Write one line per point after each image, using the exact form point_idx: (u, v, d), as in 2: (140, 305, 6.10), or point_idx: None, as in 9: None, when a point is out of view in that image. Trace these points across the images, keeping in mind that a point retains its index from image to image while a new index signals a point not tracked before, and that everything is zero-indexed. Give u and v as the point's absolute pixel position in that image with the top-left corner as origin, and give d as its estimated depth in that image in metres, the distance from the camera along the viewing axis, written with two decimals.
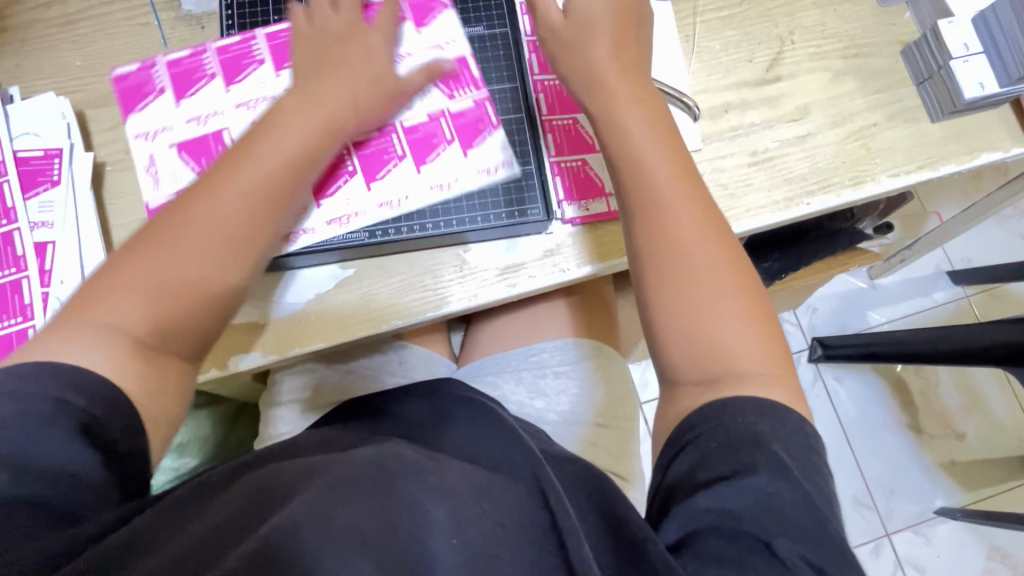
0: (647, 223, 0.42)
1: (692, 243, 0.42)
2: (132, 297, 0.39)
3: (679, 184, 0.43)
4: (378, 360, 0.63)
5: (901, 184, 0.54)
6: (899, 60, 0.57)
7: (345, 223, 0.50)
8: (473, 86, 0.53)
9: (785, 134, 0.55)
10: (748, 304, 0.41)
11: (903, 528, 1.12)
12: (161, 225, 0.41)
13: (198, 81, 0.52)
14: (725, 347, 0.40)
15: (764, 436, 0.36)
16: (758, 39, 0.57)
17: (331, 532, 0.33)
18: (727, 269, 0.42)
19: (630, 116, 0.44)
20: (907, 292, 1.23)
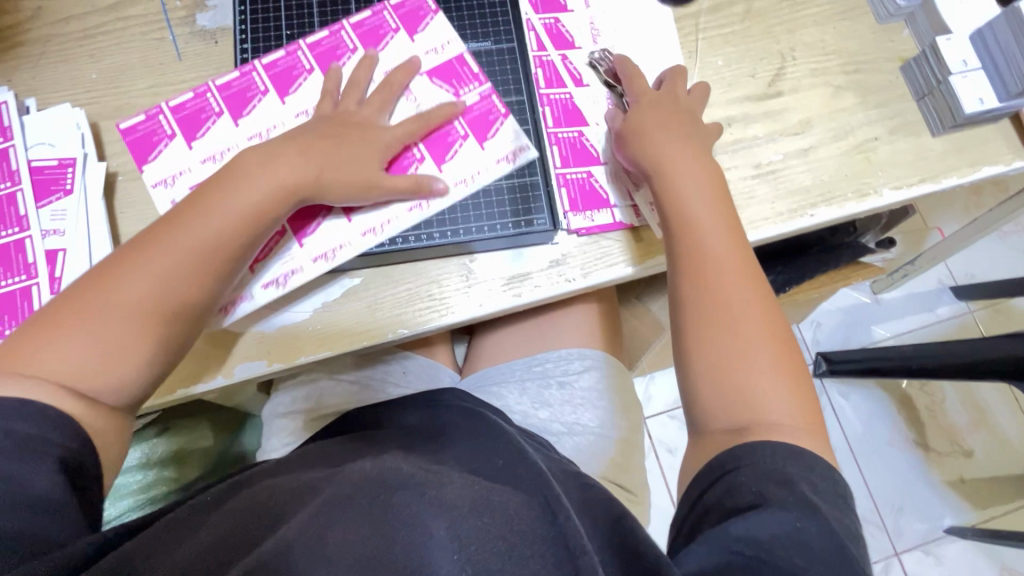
0: (690, 281, 0.45)
1: (732, 300, 0.44)
2: (72, 351, 0.40)
3: (725, 247, 0.46)
4: (382, 370, 0.63)
5: (903, 197, 0.55)
6: (899, 76, 0.58)
7: (379, 231, 0.50)
8: (475, 81, 0.54)
9: (788, 147, 0.55)
10: (783, 362, 0.42)
11: (912, 547, 1.10)
12: (102, 281, 0.42)
13: (206, 121, 0.53)
14: (757, 396, 0.41)
15: (792, 478, 0.37)
16: (760, 55, 0.58)
17: (325, 553, 0.33)
18: (765, 327, 0.43)
19: (683, 187, 0.48)
20: (911, 307, 1.23)
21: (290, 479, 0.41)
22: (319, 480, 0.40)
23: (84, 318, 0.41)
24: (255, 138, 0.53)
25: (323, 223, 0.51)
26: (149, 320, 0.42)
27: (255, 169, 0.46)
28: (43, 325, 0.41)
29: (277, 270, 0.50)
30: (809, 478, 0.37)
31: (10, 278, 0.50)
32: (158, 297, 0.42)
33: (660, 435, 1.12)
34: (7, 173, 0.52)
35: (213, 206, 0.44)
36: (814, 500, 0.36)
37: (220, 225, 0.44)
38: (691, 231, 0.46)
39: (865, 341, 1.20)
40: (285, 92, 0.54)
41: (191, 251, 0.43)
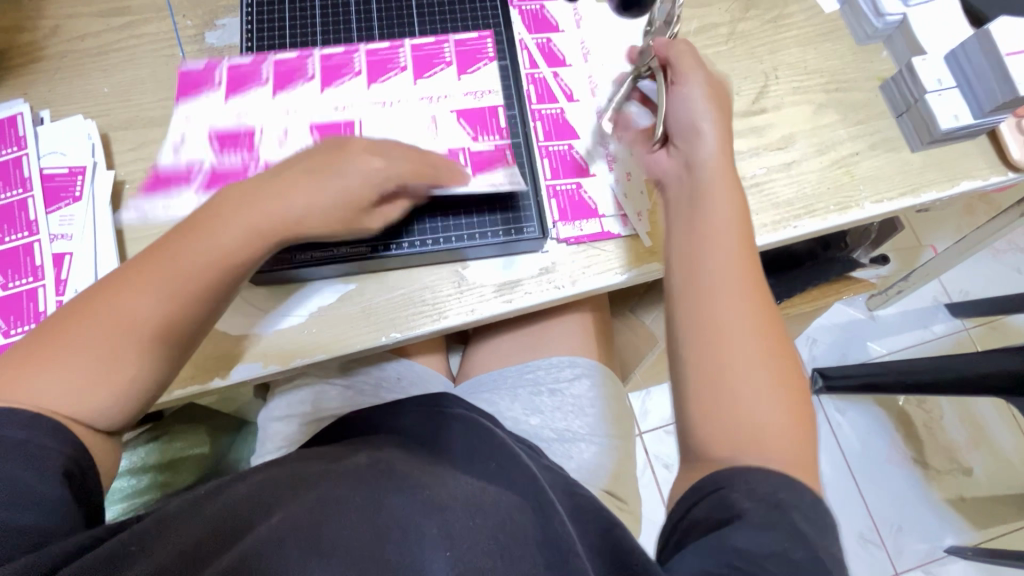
0: (698, 297, 0.41)
1: (741, 320, 0.40)
2: (38, 382, 0.38)
3: (741, 250, 0.42)
4: (377, 375, 0.64)
5: (886, 210, 0.56)
6: (878, 95, 0.60)
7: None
8: (497, 133, 0.55)
9: (771, 161, 0.57)
10: (791, 396, 0.39)
11: (913, 567, 1.08)
12: (73, 315, 0.40)
13: (249, 85, 0.56)
14: (754, 422, 0.38)
15: (785, 503, 0.36)
16: (744, 74, 0.60)
17: (320, 545, 0.34)
18: (772, 353, 0.40)
19: (702, 199, 0.44)
20: (907, 324, 1.23)
21: (283, 474, 0.42)
22: (312, 475, 0.41)
23: (54, 361, 0.39)
24: (281, 113, 0.55)
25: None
26: (121, 356, 0.40)
27: (234, 210, 0.44)
28: (4, 362, 0.39)
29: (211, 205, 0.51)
30: (797, 501, 0.36)
31: (18, 280, 0.51)
32: (146, 340, 0.41)
33: (657, 450, 1.11)
34: (19, 180, 0.54)
35: (187, 250, 0.42)
36: (799, 521, 0.36)
37: (201, 271, 0.42)
38: (703, 231, 0.43)
39: (861, 357, 1.21)
40: (327, 84, 0.56)
41: (170, 296, 0.42)
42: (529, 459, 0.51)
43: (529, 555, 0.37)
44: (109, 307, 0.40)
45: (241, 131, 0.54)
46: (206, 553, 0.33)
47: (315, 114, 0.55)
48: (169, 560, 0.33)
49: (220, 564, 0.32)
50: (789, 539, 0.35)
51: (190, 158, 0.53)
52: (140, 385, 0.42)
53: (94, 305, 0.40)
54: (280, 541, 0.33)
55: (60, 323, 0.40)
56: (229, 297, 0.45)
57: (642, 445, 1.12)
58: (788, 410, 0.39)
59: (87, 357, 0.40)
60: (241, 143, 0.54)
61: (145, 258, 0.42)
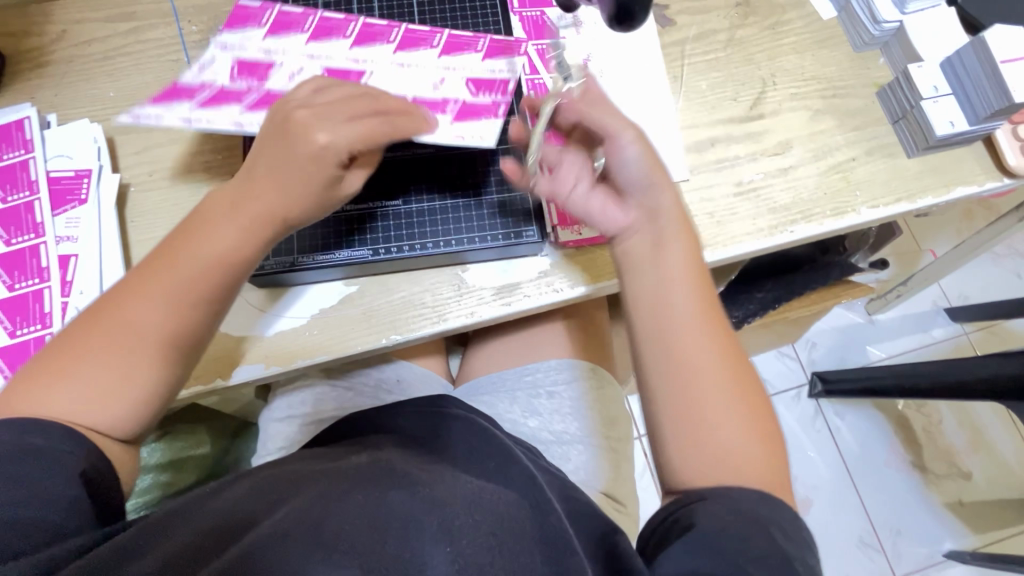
0: (663, 344, 0.42)
1: (704, 363, 0.42)
2: (62, 395, 0.41)
3: (702, 307, 0.43)
4: (377, 376, 0.64)
5: (882, 215, 0.57)
6: (875, 101, 0.60)
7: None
8: (499, 95, 0.53)
9: (768, 166, 0.58)
10: (755, 428, 0.41)
11: (912, 572, 1.08)
12: (83, 331, 0.42)
13: (289, 31, 0.55)
14: (723, 456, 0.40)
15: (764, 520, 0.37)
16: (742, 80, 0.61)
17: (324, 539, 0.34)
18: (735, 390, 0.42)
19: (660, 245, 0.45)
20: (906, 328, 1.24)
21: (285, 473, 0.42)
22: (315, 474, 0.42)
23: (67, 377, 0.41)
24: (306, 59, 0.54)
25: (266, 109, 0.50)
26: (133, 364, 0.42)
27: (225, 213, 0.44)
28: (26, 377, 0.41)
29: (191, 115, 0.49)
30: (778, 522, 0.38)
31: (24, 282, 0.52)
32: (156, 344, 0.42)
33: None
34: (26, 183, 0.55)
35: (182, 256, 0.43)
36: (776, 534, 0.37)
37: (201, 273, 0.43)
38: (662, 293, 0.43)
39: (860, 361, 1.21)
40: (358, 44, 0.54)
41: (171, 303, 0.43)
42: (524, 455, 0.52)
43: (529, 551, 0.38)
44: (117, 320, 0.42)
45: (266, 63, 0.53)
46: (211, 546, 0.34)
47: (336, 62, 0.54)
48: (175, 552, 0.33)
49: (224, 558, 0.33)
50: (767, 547, 0.36)
51: (207, 74, 0.52)
52: (156, 388, 0.43)
53: (101, 324, 0.42)
54: (284, 535, 0.34)
55: (71, 339, 0.42)
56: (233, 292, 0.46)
57: (642, 448, 1.12)
58: (752, 442, 0.41)
59: (99, 372, 0.41)
60: (257, 78, 0.52)
61: (140, 275, 0.43)
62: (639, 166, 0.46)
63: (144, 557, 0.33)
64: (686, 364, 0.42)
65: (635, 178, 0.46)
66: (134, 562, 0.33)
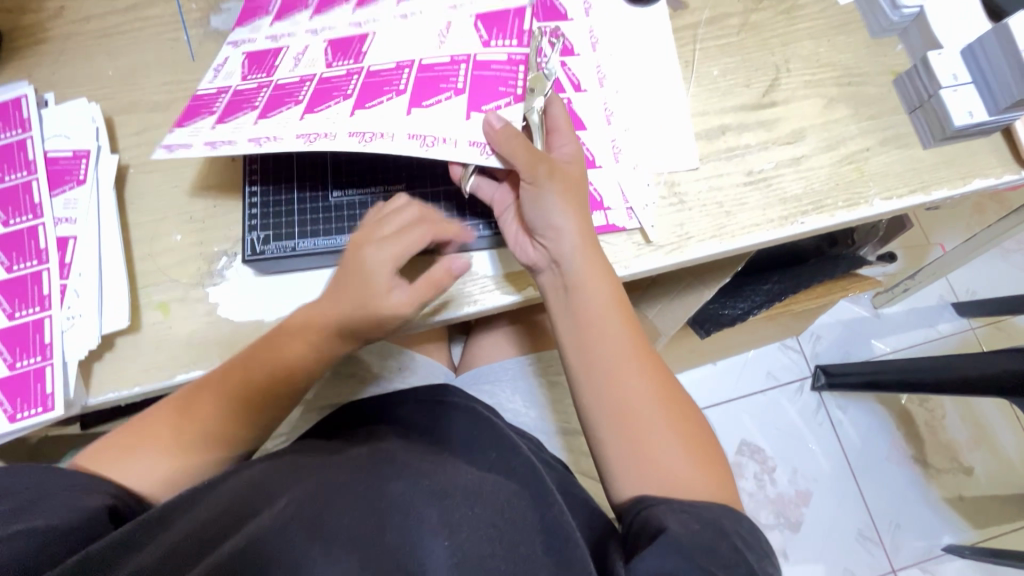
0: (602, 381, 0.46)
1: (638, 394, 0.45)
2: (138, 461, 0.45)
3: (625, 343, 0.47)
4: (378, 364, 0.63)
5: (894, 207, 0.56)
6: (891, 89, 0.59)
7: (311, 139, 0.46)
8: (514, 40, 0.50)
9: (780, 155, 0.57)
10: (693, 446, 0.45)
11: (910, 565, 1.08)
12: (169, 411, 0.47)
13: (296, 8, 0.55)
14: (672, 476, 0.43)
15: (725, 527, 0.39)
16: (755, 66, 0.60)
17: (323, 529, 0.34)
18: (670, 416, 0.45)
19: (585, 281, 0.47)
20: (911, 322, 1.23)
21: (287, 464, 0.43)
22: (313, 465, 0.41)
23: (153, 450, 0.46)
24: (310, 32, 0.53)
25: (284, 112, 0.48)
26: (201, 444, 0.47)
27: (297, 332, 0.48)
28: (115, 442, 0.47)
29: (214, 134, 0.48)
30: (737, 529, 0.40)
31: (22, 264, 0.51)
32: (232, 426, 0.47)
33: None
34: (24, 163, 0.54)
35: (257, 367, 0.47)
36: (741, 545, 0.39)
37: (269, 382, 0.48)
38: (587, 332, 0.47)
39: (865, 355, 1.20)
40: (360, 2, 0.53)
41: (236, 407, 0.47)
42: (526, 444, 0.53)
43: (530, 541, 0.38)
44: (195, 407, 0.47)
45: (273, 50, 0.53)
46: (212, 535, 0.34)
47: (339, 29, 0.53)
48: (175, 543, 0.33)
49: (225, 546, 0.32)
50: (736, 559, 0.38)
51: (221, 73, 0.53)
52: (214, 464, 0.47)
53: (188, 402, 0.47)
54: (284, 525, 0.33)
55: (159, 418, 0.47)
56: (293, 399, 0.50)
57: None
58: (694, 460, 0.44)
59: (178, 446, 0.46)
60: (267, 61, 0.53)
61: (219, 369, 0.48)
62: (555, 205, 0.46)
63: (147, 548, 0.33)
64: (620, 398, 0.45)
65: (551, 215, 0.46)
66: (134, 556, 0.33)
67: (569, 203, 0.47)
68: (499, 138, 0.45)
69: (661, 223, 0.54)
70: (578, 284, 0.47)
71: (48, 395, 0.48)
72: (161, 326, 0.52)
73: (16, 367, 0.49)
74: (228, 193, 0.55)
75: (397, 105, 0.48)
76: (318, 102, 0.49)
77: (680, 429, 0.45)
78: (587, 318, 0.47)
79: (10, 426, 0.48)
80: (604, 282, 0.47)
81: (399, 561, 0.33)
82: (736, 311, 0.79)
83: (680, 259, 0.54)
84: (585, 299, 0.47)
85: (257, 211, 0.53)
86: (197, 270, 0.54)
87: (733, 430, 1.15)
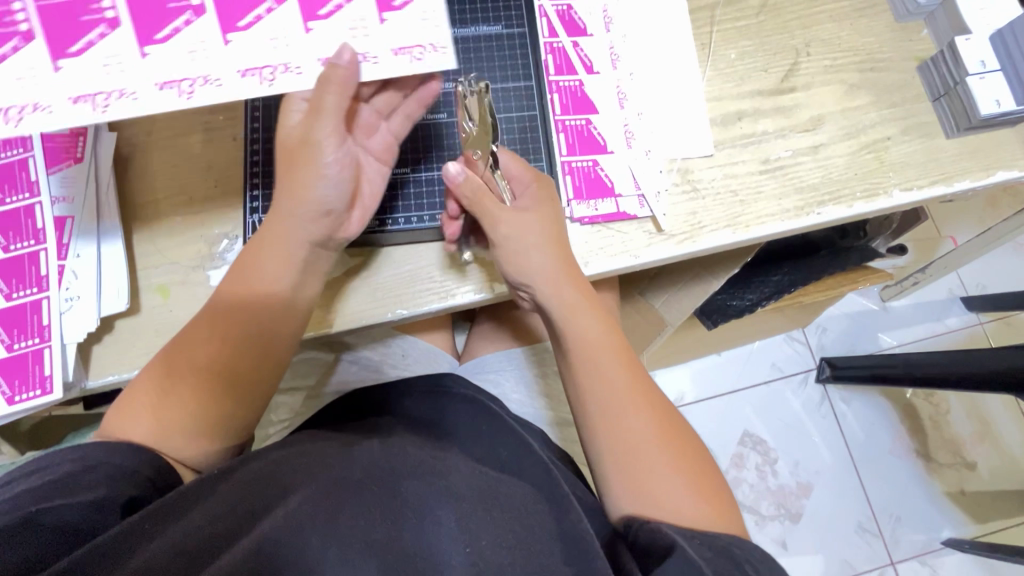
0: (596, 418, 0.46)
1: (634, 428, 0.45)
2: (147, 416, 0.44)
3: (621, 377, 0.46)
4: (380, 352, 0.62)
5: (914, 199, 0.54)
6: (915, 76, 0.57)
7: (188, 91, 0.41)
8: None
9: (798, 143, 0.55)
10: (695, 478, 0.44)
11: (908, 557, 1.09)
12: (171, 364, 0.45)
13: None
14: (672, 507, 0.43)
15: (736, 556, 0.39)
16: (774, 50, 0.57)
17: (337, 531, 0.34)
18: (668, 448, 0.44)
19: (577, 321, 0.47)
20: (919, 316, 1.21)
21: (299, 453, 0.43)
22: (325, 457, 0.41)
23: (169, 402, 0.45)
24: None
25: (97, 42, 0.40)
26: (219, 387, 0.45)
27: (282, 245, 0.46)
28: (127, 403, 0.45)
29: (17, 95, 0.39)
30: (747, 555, 0.39)
31: (19, 243, 0.50)
32: (246, 372, 0.46)
33: None
34: None
35: (254, 301, 0.46)
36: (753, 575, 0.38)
37: (276, 315, 0.46)
38: (582, 370, 0.47)
39: (870, 349, 1.19)
40: None
41: (242, 339, 0.45)
42: (532, 438, 0.54)
43: (549, 550, 0.38)
44: (197, 350, 0.45)
45: None
46: (228, 531, 0.34)
47: None
48: (184, 539, 0.33)
49: (242, 545, 0.32)
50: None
51: None
52: (232, 410, 0.46)
53: (168, 367, 0.45)
54: (299, 527, 0.34)
55: (162, 372, 0.45)
56: (302, 323, 0.48)
57: None
58: (696, 491, 0.43)
59: (192, 393, 0.45)
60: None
61: (209, 317, 0.46)
62: (536, 248, 0.47)
63: (157, 540, 0.33)
64: (615, 433, 0.45)
65: (534, 259, 0.47)
66: (145, 546, 0.33)
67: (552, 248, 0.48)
68: (464, 190, 0.47)
69: (674, 211, 0.53)
70: (569, 325, 0.47)
71: (46, 377, 0.48)
72: (161, 309, 0.51)
73: (14, 349, 0.48)
74: (229, 174, 0.54)
75: (280, 19, 0.42)
76: (150, 23, 0.41)
77: (681, 462, 0.44)
78: (581, 355, 0.47)
79: (9, 407, 0.48)
80: (595, 321, 0.47)
81: (414, 562, 0.34)
82: (744, 303, 0.77)
83: (692, 248, 0.52)
84: (578, 336, 0.47)
85: (260, 194, 0.52)
86: (197, 253, 0.53)
87: (735, 421, 1.15)
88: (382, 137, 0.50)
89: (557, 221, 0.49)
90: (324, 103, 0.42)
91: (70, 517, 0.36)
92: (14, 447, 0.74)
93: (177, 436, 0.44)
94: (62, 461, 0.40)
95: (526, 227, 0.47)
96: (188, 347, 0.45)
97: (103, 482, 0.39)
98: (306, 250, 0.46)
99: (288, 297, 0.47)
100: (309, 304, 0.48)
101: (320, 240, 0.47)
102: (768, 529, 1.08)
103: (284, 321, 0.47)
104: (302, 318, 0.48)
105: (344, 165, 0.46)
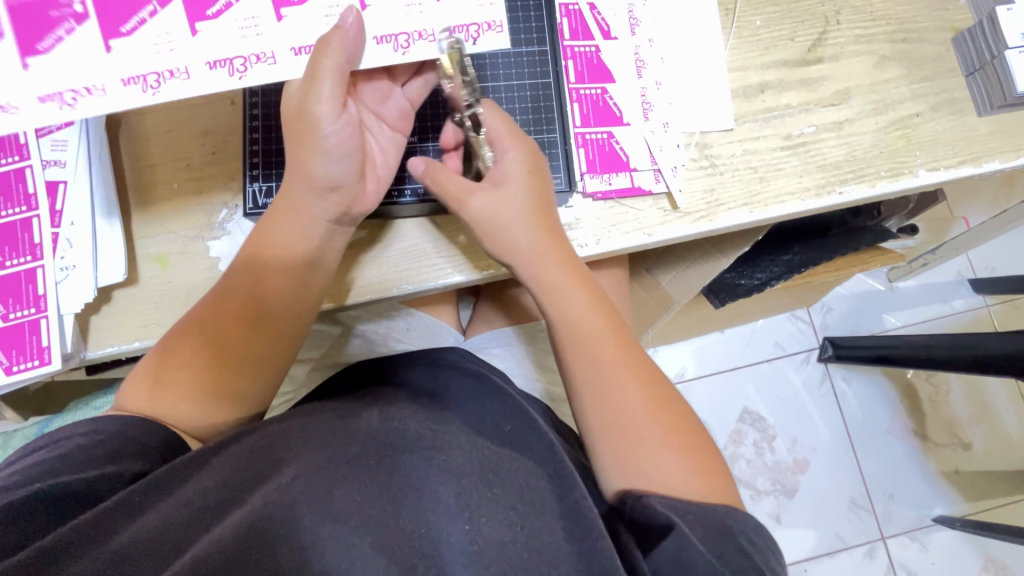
0: (588, 395, 0.45)
1: (626, 403, 0.44)
2: (156, 389, 0.44)
3: (614, 352, 0.46)
4: (386, 325, 0.62)
5: (940, 178, 0.52)
6: (949, 49, 0.54)
7: (239, 69, 0.40)
8: None
9: (822, 118, 0.52)
10: (689, 452, 0.43)
11: (900, 533, 1.11)
12: (179, 339, 0.45)
13: None
14: (662, 480, 0.42)
15: (733, 529, 0.40)
16: (802, 17, 0.54)
17: (332, 506, 0.34)
18: (661, 424, 0.44)
19: (565, 296, 0.46)
20: (925, 297, 1.20)
21: (299, 423, 0.42)
22: (325, 430, 0.41)
23: (179, 375, 0.44)
24: None
25: (149, 20, 0.39)
26: (235, 362, 0.45)
27: (292, 216, 0.44)
28: (140, 376, 0.45)
29: (71, 77, 0.38)
30: (742, 527, 0.40)
31: (9, 209, 0.48)
32: (261, 346, 0.45)
33: None
34: None
35: (265, 272, 0.45)
36: (745, 545, 0.39)
37: (288, 288, 0.45)
38: (571, 345, 0.46)
39: (874, 329, 1.18)
40: None
41: (256, 311, 0.45)
42: (537, 413, 0.53)
43: (551, 528, 0.38)
44: (206, 321, 0.44)
45: None
46: (219, 505, 0.33)
47: None
48: (173, 516, 0.32)
49: (232, 520, 0.32)
50: (736, 555, 0.39)
51: None
52: (242, 385, 0.46)
53: (176, 345, 0.45)
54: (294, 503, 0.33)
55: (170, 345, 0.45)
56: (318, 296, 0.47)
57: None
58: (689, 464, 0.43)
59: (203, 365, 0.44)
60: None
61: (215, 292, 0.45)
62: (528, 220, 0.46)
63: (149, 513, 0.33)
64: (605, 407, 0.44)
65: (526, 231, 0.46)
66: (134, 523, 0.32)
67: (540, 220, 0.46)
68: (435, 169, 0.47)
69: (689, 187, 0.51)
70: (558, 300, 0.46)
71: (44, 348, 0.47)
72: (159, 280, 0.50)
73: (10, 319, 0.47)
74: (227, 139, 0.52)
75: None
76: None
77: (673, 436, 0.44)
78: (570, 329, 0.46)
79: (7, 377, 0.47)
80: (583, 295, 0.46)
81: (414, 541, 0.34)
82: (753, 282, 0.76)
83: (708, 227, 0.50)
84: (567, 311, 0.46)
85: (258, 162, 0.50)
86: (195, 221, 0.51)
87: (734, 398, 1.15)
88: (396, 102, 0.47)
89: (547, 194, 0.47)
90: (318, 68, 0.39)
91: (68, 485, 0.35)
92: (17, 414, 0.73)
93: (184, 407, 0.44)
94: (73, 435, 0.40)
95: (515, 199, 0.46)
96: (195, 319, 0.45)
97: (101, 454, 0.39)
98: (320, 224, 0.44)
99: (302, 271, 0.45)
100: (325, 283, 0.47)
101: (334, 216, 0.44)
102: (763, 503, 1.10)
103: (294, 293, 0.45)
104: (316, 292, 0.46)
105: (348, 139, 0.42)
